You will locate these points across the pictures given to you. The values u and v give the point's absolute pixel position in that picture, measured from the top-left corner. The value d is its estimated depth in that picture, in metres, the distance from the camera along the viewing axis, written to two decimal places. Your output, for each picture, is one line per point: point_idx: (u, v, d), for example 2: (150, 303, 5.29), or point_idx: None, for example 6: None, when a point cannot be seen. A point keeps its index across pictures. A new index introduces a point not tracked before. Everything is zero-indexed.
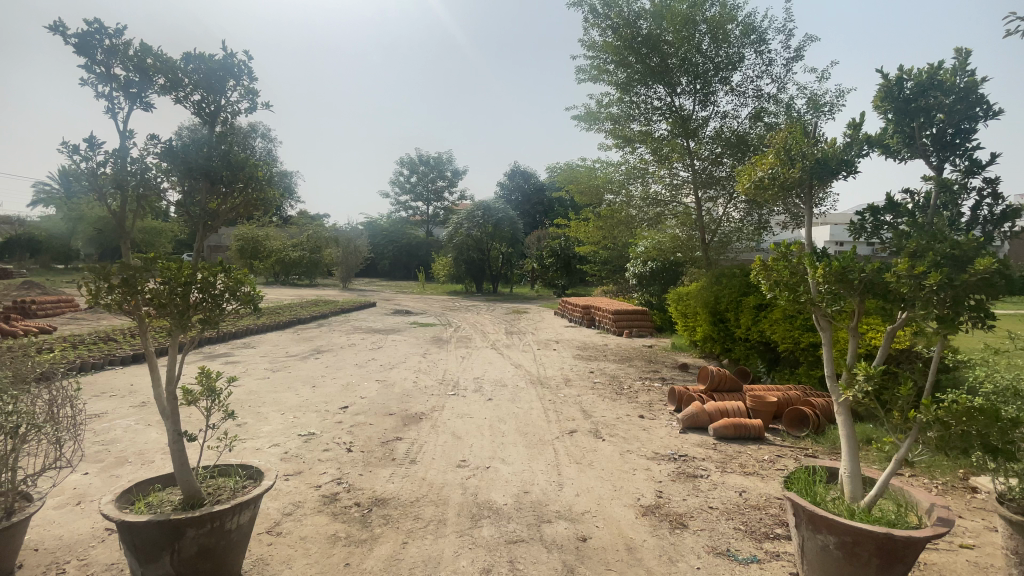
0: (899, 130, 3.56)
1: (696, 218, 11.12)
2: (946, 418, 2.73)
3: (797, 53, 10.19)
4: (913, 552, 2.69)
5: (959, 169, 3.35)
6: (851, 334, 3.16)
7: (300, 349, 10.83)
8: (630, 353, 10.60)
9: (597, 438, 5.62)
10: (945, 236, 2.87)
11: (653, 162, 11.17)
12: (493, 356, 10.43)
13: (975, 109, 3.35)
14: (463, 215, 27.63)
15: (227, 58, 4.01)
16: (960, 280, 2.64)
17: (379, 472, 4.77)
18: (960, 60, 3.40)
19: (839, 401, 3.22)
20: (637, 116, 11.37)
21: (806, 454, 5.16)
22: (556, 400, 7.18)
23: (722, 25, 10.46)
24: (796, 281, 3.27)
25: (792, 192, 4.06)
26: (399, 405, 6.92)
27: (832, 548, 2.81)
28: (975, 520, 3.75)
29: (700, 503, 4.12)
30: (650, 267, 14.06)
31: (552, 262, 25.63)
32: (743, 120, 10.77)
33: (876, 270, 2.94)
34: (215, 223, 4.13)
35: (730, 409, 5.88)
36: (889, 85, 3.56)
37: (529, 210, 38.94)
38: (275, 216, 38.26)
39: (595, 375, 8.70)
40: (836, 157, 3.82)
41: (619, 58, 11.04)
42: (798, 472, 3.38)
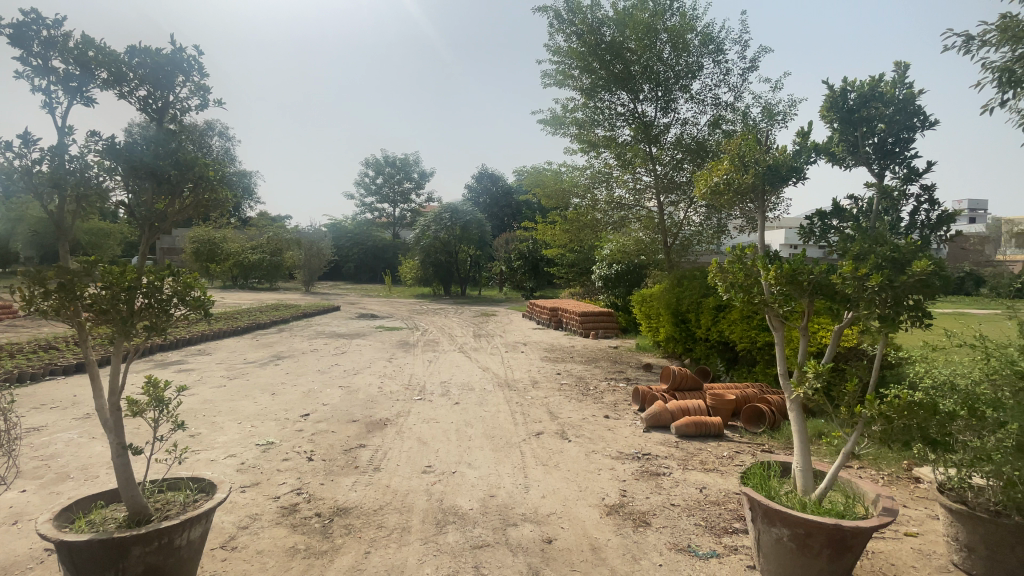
0: (845, 138, 3.74)
1: (659, 222, 11.38)
2: (889, 413, 2.88)
3: (753, 63, 10.56)
4: (860, 541, 2.82)
5: (898, 177, 3.55)
6: (802, 334, 3.27)
7: (259, 355, 10.45)
8: (596, 355, 10.75)
9: (563, 439, 5.66)
10: (885, 240, 3.03)
11: (617, 167, 11.44)
12: (460, 360, 10.36)
13: (913, 119, 3.54)
14: (430, 217, 27.44)
15: (171, 59, 7.53)
16: (899, 281, 2.78)
17: (342, 481, 4.64)
18: (900, 73, 3.60)
19: (792, 398, 3.35)
20: (601, 121, 11.56)
21: (762, 449, 5.34)
22: (523, 402, 7.19)
23: (682, 34, 10.72)
24: (750, 282, 3.40)
25: (746, 197, 4.23)
26: (363, 411, 6.78)
27: (787, 540, 2.91)
28: (918, 508, 3.97)
29: (663, 500, 4.20)
30: (615, 269, 14.20)
31: (520, 265, 25.73)
32: (702, 127, 11.09)
33: (824, 272, 3.08)
34: (160, 216, 7.64)
35: (691, 408, 6.04)
36: (834, 95, 3.73)
37: (497, 212, 39.03)
38: (233, 216, 36.86)
39: (562, 376, 8.77)
40: (786, 164, 3.98)
41: (584, 63, 11.22)
42: (755, 467, 3.48)
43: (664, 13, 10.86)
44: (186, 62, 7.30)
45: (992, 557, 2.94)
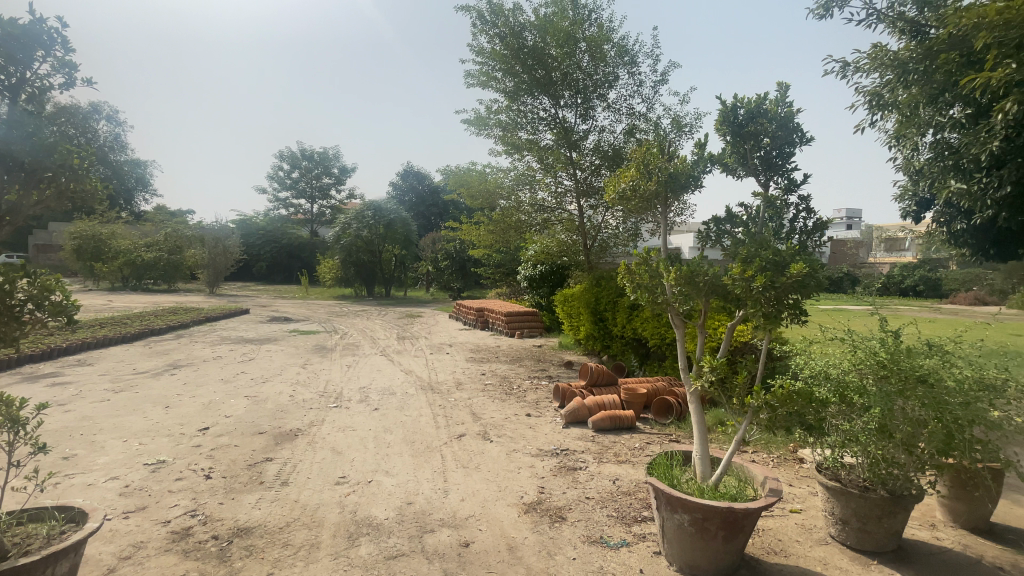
0: (736, 151, 4.10)
1: (579, 224, 11.75)
2: (772, 401, 3.18)
3: (664, 77, 11.22)
4: (750, 522, 3.07)
5: (780, 187, 3.94)
6: (699, 330, 3.52)
7: (151, 364, 9.42)
8: (521, 354, 10.87)
9: (485, 440, 5.66)
10: (769, 245, 3.32)
11: (539, 170, 11.71)
12: (382, 363, 10.04)
13: (793, 135, 3.93)
14: (352, 215, 26.38)
15: (34, 21, 3.26)
16: (780, 282, 3.07)
17: (244, 499, 4.30)
18: (782, 92, 3.95)
19: (691, 391, 3.59)
20: (524, 124, 11.78)
21: (670, 439, 5.70)
22: (445, 404, 7.09)
23: (600, 45, 11.03)
24: (655, 284, 3.63)
25: (650, 203, 4.51)
26: (272, 422, 6.34)
27: (687, 525, 3.11)
28: (802, 487, 4.42)
29: (578, 494, 4.33)
30: (539, 270, 14.31)
31: (447, 265, 25.48)
32: (619, 135, 11.61)
33: (716, 273, 3.33)
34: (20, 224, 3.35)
35: (607, 403, 6.30)
36: (727, 110, 4.05)
37: (423, 211, 38.33)
38: (124, 210, 33.03)
39: (486, 377, 8.77)
40: (686, 173, 4.29)
41: (507, 66, 11.37)
42: (659, 457, 3.68)
43: (583, 22, 11.18)
44: (60, 31, 3.30)
45: (862, 528, 3.33)
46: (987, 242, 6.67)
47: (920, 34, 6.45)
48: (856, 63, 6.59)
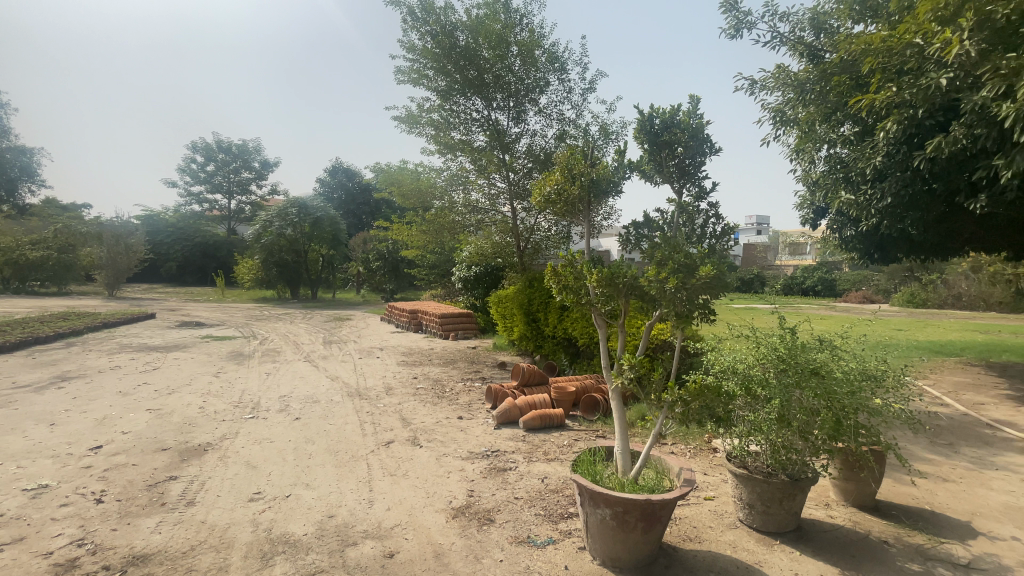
0: (653, 159, 4.32)
1: (513, 226, 11.77)
2: (685, 396, 3.36)
3: (591, 85, 11.58)
4: (667, 512, 3.22)
5: (692, 195, 4.17)
6: (620, 330, 3.65)
7: (32, 376, 8.33)
8: (454, 356, 10.77)
9: (414, 446, 5.53)
10: (681, 248, 3.48)
11: (473, 171, 11.73)
12: (306, 370, 9.54)
13: (704, 146, 4.18)
14: (274, 212, 24.92)
15: None
16: (690, 283, 3.26)
17: (141, 523, 3.89)
18: (693, 104, 4.18)
19: (613, 389, 3.71)
20: (456, 125, 11.73)
21: (597, 435, 5.87)
22: (373, 411, 6.86)
23: (531, 50, 11.19)
24: (579, 285, 3.72)
25: (573, 206, 4.66)
26: (178, 437, 5.81)
27: (609, 519, 3.21)
28: (715, 475, 4.72)
29: (507, 495, 4.34)
30: (473, 271, 14.15)
31: (379, 266, 24.73)
32: (550, 140, 11.82)
33: (634, 275, 3.48)
34: None
35: (538, 402, 6.39)
36: (644, 120, 4.26)
37: (353, 210, 36.96)
38: (1, 202, 29.01)
39: (417, 380, 8.60)
40: (606, 179, 4.48)
41: (438, 65, 11.28)
42: (583, 454, 3.78)
43: (514, 27, 11.30)
44: None
45: (766, 511, 3.60)
46: (871, 246, 7.49)
47: (816, 58, 7.11)
48: (762, 81, 7.17)
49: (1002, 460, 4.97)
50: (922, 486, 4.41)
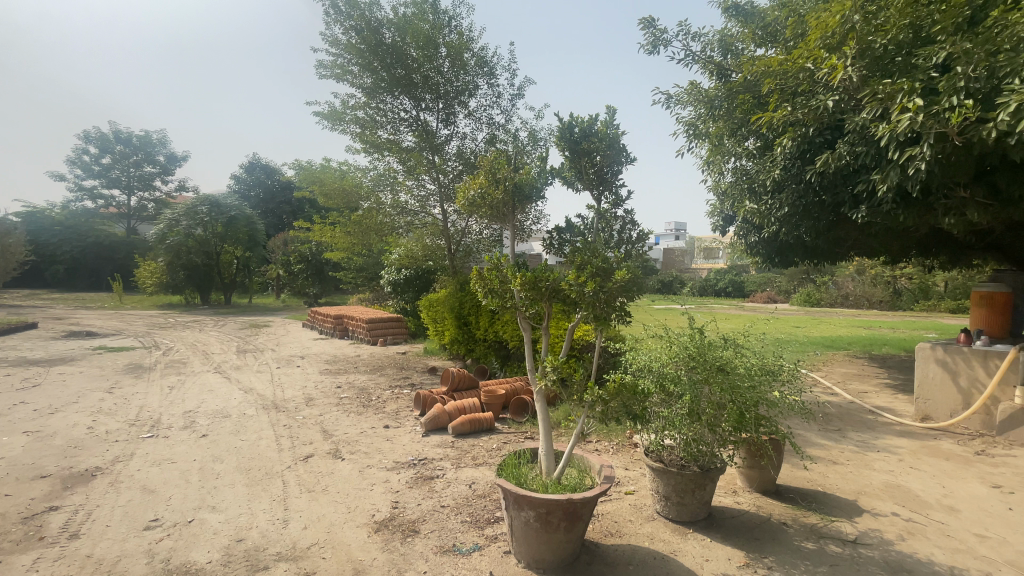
0: (574, 167, 4.92)
1: (443, 229, 11.65)
2: (604, 396, 3.48)
3: (519, 91, 11.71)
4: (588, 509, 3.30)
5: (610, 202, 4.86)
6: (543, 333, 3.69)
7: None
8: (382, 363, 10.41)
9: (336, 459, 5.27)
10: (600, 253, 3.62)
11: (401, 172, 11.43)
12: (217, 382, 8.81)
13: (620, 155, 4.86)
14: (181, 210, 22.94)
15: None
16: (608, 287, 3.39)
17: (10, 562, 3.39)
18: (609, 116, 4.78)
19: (538, 390, 3.76)
20: (383, 124, 11.47)
21: (526, 437, 5.92)
22: (292, 424, 6.46)
23: (461, 53, 11.03)
24: (503, 289, 3.72)
25: (498, 208, 4.89)
26: (59, 462, 5.13)
27: (532, 521, 3.23)
28: (636, 469, 4.93)
29: (433, 504, 4.25)
30: (403, 274, 13.77)
31: (301, 269, 23.43)
32: (479, 144, 11.82)
33: (556, 279, 3.54)
34: None
35: (467, 407, 6.32)
36: (565, 129, 4.84)
37: (273, 209, 34.80)
38: None
39: (342, 390, 8.21)
40: (529, 185, 4.87)
41: (363, 61, 10.97)
42: (508, 457, 3.78)
43: (443, 28, 11.11)
44: None
45: (680, 502, 3.81)
46: (772, 252, 8.19)
47: (724, 77, 7.68)
48: (678, 96, 7.63)
49: (881, 443, 5.61)
50: (816, 470, 4.87)
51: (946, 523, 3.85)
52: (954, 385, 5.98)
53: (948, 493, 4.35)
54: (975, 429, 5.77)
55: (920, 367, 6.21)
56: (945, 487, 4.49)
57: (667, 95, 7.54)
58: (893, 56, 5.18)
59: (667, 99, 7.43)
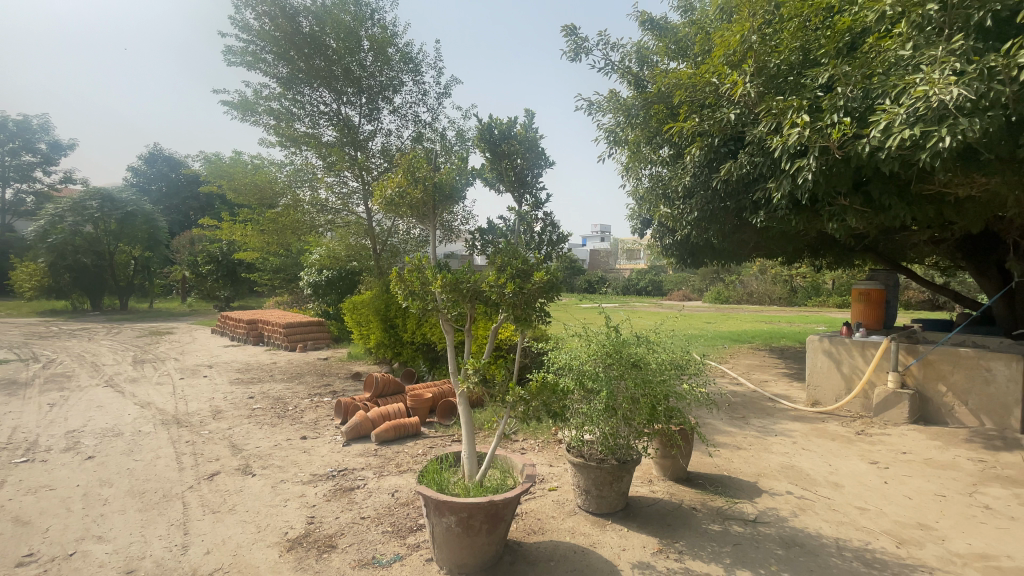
0: (494, 168, 4.99)
1: (367, 228, 11.20)
2: (525, 396, 3.52)
3: (446, 90, 11.58)
4: (510, 510, 3.31)
5: (530, 203, 4.97)
6: (466, 335, 3.65)
7: None
8: (301, 370, 9.85)
9: (246, 475, 4.90)
10: (520, 255, 3.66)
11: (321, 168, 10.88)
12: (107, 397, 7.89)
13: (540, 159, 5.01)
14: (66, 205, 20.40)
15: None
16: (527, 288, 3.43)
17: None
18: (528, 119, 4.94)
19: (460, 393, 3.72)
20: (301, 116, 10.91)
21: (452, 440, 5.85)
22: (196, 440, 5.93)
23: (383, 47, 10.67)
24: (424, 291, 3.62)
25: (418, 208, 4.77)
26: None
27: (454, 526, 3.19)
28: (559, 465, 5.03)
29: (353, 516, 4.07)
30: (325, 275, 13.11)
31: (210, 270, 21.60)
32: (405, 141, 11.54)
33: (477, 280, 3.52)
34: None
35: (392, 412, 6.14)
36: (484, 130, 4.91)
37: (179, 205, 31.93)
38: None
39: (255, 400, 7.66)
40: (449, 185, 4.83)
41: (279, 50, 10.45)
42: (429, 462, 3.70)
43: (364, 20, 10.71)
44: None
45: (599, 494, 3.93)
46: (685, 253, 8.72)
47: (639, 86, 8.07)
48: (599, 103, 7.92)
49: (779, 427, 6.15)
50: (723, 456, 5.24)
51: (832, 498, 4.30)
52: (838, 372, 6.70)
53: (833, 470, 4.86)
54: (855, 411, 6.50)
55: (810, 358, 6.93)
56: (832, 465, 5.01)
57: (588, 101, 7.79)
58: (786, 75, 5.69)
59: (589, 105, 7.68)
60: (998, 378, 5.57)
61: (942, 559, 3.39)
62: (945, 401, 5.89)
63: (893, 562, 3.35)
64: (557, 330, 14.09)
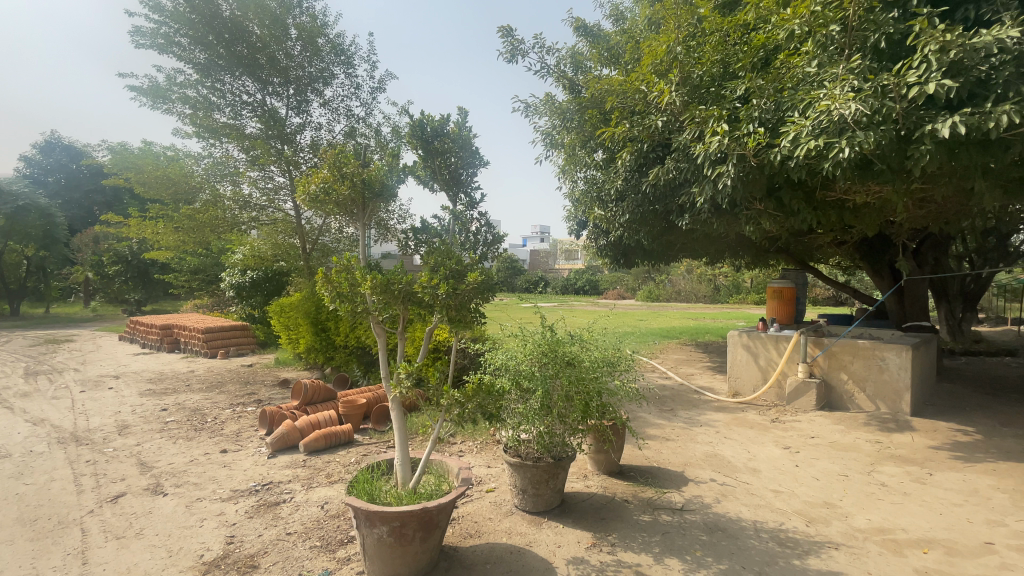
0: (427, 167, 4.92)
1: (296, 226, 10.61)
2: (460, 399, 3.49)
3: (380, 85, 11.24)
4: (444, 516, 3.24)
5: (465, 204, 4.96)
6: (399, 337, 3.54)
7: None
8: (222, 378, 9.20)
9: (156, 495, 4.49)
10: (454, 254, 3.61)
11: (243, 162, 10.24)
12: None
13: (474, 158, 5.01)
14: None
15: None
16: (462, 289, 3.41)
17: None
18: (461, 117, 4.93)
19: (393, 398, 3.60)
20: (221, 106, 10.22)
21: (387, 446, 5.68)
22: (98, 459, 5.36)
23: (313, 37, 10.17)
24: (353, 294, 3.48)
25: (346, 205, 4.61)
26: None
27: (386, 537, 3.09)
28: (496, 466, 5.03)
29: (278, 532, 3.84)
30: (249, 276, 12.31)
31: (118, 271, 19.71)
32: (337, 136, 11.10)
33: (409, 282, 3.43)
34: None
35: (322, 421, 5.86)
36: (416, 127, 4.86)
37: (81, 199, 28.89)
38: None
39: (169, 412, 7.06)
40: (378, 182, 4.70)
41: (196, 35, 9.74)
42: (360, 471, 3.55)
43: (291, 7, 10.17)
44: None
45: (536, 493, 3.96)
46: (618, 253, 9.00)
47: (574, 90, 8.28)
48: (535, 106, 8.01)
49: (704, 418, 6.50)
50: (653, 448, 5.46)
51: (751, 483, 4.60)
52: (755, 364, 7.19)
53: (752, 457, 5.21)
54: (771, 400, 7.00)
55: (732, 352, 7.39)
56: (751, 451, 5.36)
57: (526, 103, 7.90)
58: (708, 86, 6.03)
59: (525, 107, 7.78)
60: (890, 366, 6.19)
61: (845, 534, 3.71)
62: (847, 388, 6.48)
63: (804, 540, 3.63)
64: (494, 331, 14.12)
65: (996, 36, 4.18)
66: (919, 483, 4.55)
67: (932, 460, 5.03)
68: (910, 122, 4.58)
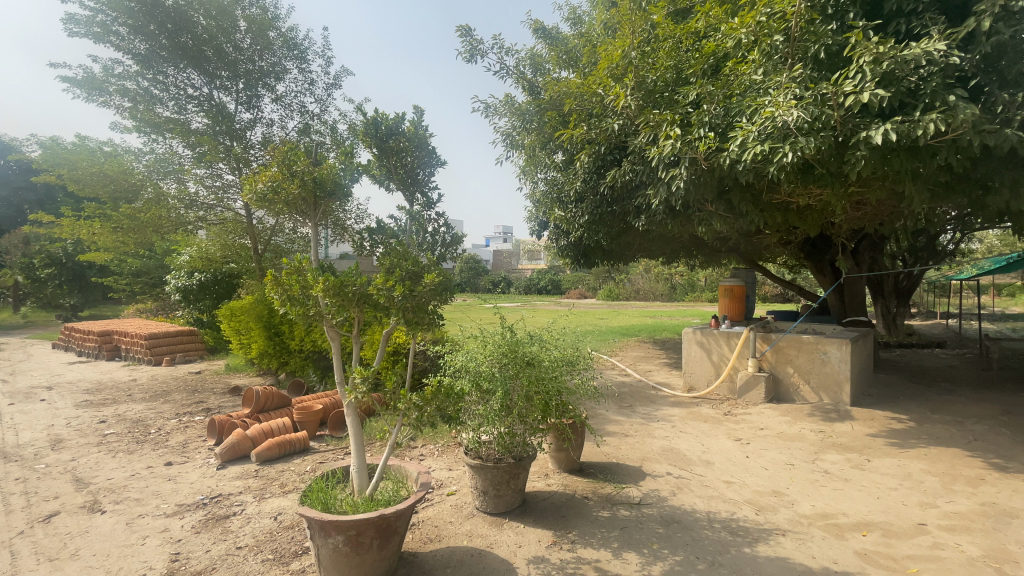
0: (383, 165, 4.85)
1: (247, 226, 10.18)
2: (417, 402, 3.44)
3: (336, 81, 10.97)
4: (402, 522, 3.19)
5: (422, 204, 4.89)
6: (354, 341, 3.45)
7: None
8: (168, 387, 8.74)
9: (93, 513, 4.21)
10: (410, 256, 3.57)
11: (189, 158, 9.75)
12: None
13: (431, 158, 4.95)
14: None
15: None
16: (418, 290, 3.36)
17: None
18: (417, 116, 4.87)
19: (349, 404, 3.51)
20: (164, 100, 9.72)
21: (345, 452, 5.55)
22: (27, 476, 4.97)
23: (263, 29, 9.81)
24: (304, 297, 3.36)
25: (297, 204, 4.48)
26: None
27: (342, 546, 3.01)
28: (457, 469, 5.00)
29: (227, 546, 3.68)
30: (197, 279, 11.75)
31: (51, 275, 18.40)
32: (291, 133, 10.74)
33: (365, 284, 3.34)
34: None
35: (275, 428, 5.66)
36: (370, 124, 4.77)
37: (8, 196, 26.77)
38: None
39: (108, 425, 6.65)
40: (331, 180, 4.58)
41: (136, 24, 9.22)
42: (315, 479, 3.45)
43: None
44: None
45: (497, 494, 3.95)
46: (579, 254, 9.08)
47: (533, 91, 8.35)
48: (495, 106, 8.01)
49: (661, 413, 6.68)
50: (612, 445, 5.56)
51: (705, 475, 4.76)
52: (709, 360, 7.46)
53: (706, 449, 5.39)
54: (723, 394, 7.27)
55: (686, 349, 7.63)
56: (705, 445, 5.55)
57: (486, 103, 7.92)
58: (662, 91, 6.19)
59: (486, 107, 7.82)
60: (832, 359, 6.54)
61: (791, 521, 3.89)
62: (793, 381, 6.80)
63: (754, 528, 3.79)
64: (455, 333, 14.05)
65: (923, 49, 4.46)
66: (858, 469, 4.84)
67: (870, 447, 5.36)
68: (847, 129, 4.83)
